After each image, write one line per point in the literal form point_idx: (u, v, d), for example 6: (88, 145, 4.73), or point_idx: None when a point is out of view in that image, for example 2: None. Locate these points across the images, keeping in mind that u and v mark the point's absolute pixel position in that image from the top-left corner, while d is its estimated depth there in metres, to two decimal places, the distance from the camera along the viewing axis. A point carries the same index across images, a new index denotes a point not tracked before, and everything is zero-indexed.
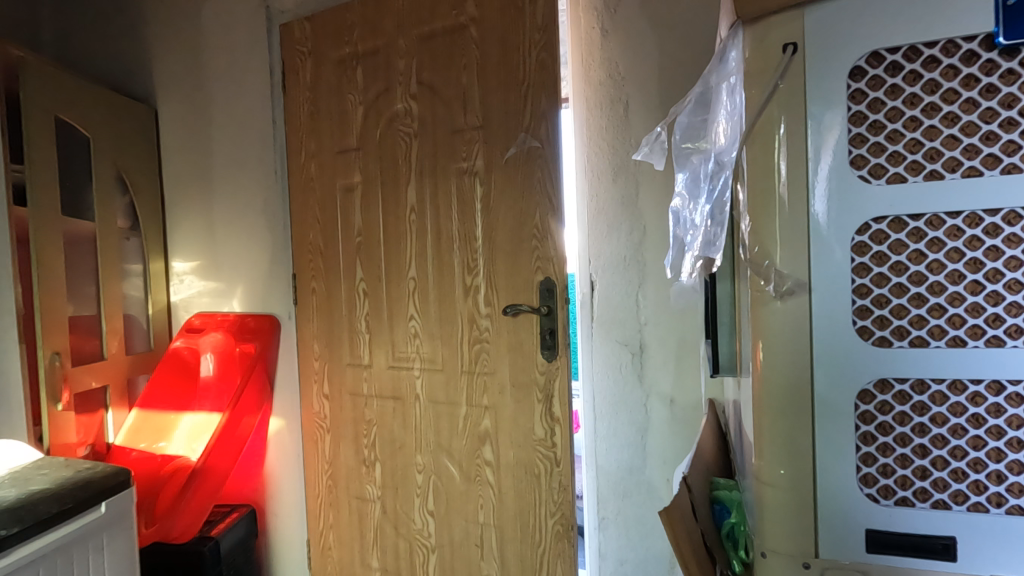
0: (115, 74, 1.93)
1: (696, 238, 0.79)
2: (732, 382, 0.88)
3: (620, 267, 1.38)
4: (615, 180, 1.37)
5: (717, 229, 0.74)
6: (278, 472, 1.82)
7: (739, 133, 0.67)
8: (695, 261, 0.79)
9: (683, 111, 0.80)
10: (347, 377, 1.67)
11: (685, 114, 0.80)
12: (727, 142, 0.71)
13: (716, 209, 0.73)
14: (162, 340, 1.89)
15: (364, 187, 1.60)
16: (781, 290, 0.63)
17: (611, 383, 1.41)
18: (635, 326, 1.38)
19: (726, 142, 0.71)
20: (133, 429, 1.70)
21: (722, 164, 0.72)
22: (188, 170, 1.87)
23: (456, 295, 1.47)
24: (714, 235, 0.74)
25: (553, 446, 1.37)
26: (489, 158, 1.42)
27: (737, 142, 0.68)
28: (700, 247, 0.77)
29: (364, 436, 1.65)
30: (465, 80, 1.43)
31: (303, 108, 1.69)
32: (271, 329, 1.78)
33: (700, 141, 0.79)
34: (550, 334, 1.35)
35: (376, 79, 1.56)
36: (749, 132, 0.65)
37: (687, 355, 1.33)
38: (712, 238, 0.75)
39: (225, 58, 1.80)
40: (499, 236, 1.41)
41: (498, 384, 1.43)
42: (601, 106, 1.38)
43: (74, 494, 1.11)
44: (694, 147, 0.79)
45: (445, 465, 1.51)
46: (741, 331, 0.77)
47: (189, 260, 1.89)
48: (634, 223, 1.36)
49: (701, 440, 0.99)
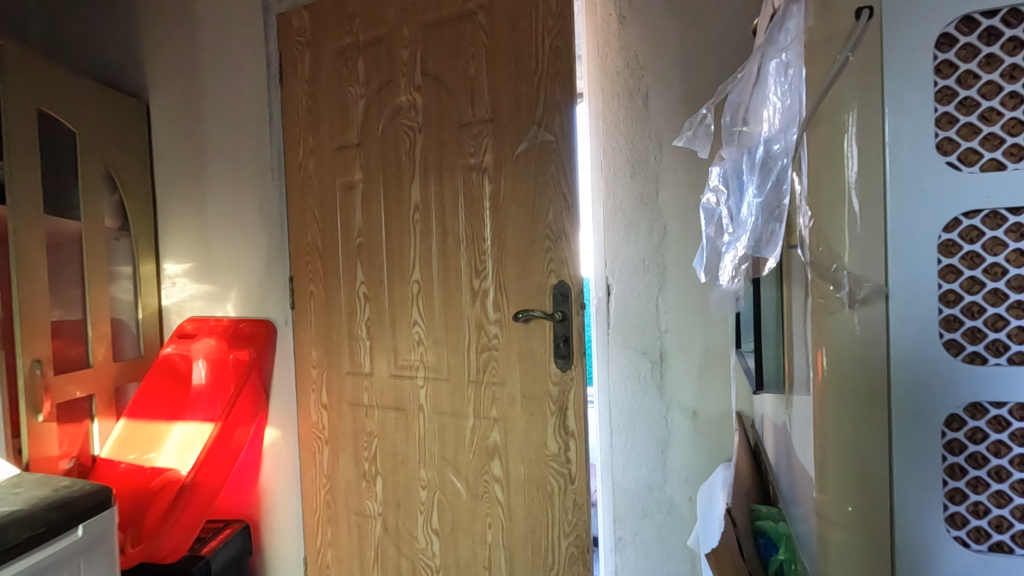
0: (105, 67, 1.84)
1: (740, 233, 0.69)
2: (777, 402, 0.78)
3: (638, 270, 1.29)
4: (633, 177, 1.28)
5: (767, 224, 0.63)
6: (272, 486, 1.72)
7: (798, 117, 0.59)
8: (738, 262, 0.71)
9: (733, 90, 0.75)
10: (347, 386, 1.58)
11: (734, 93, 0.75)
12: (779, 125, 0.62)
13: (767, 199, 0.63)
14: (153, 346, 1.80)
15: (364, 185, 1.51)
16: (855, 297, 0.54)
17: (629, 394, 1.31)
18: (656, 333, 1.29)
19: (778, 128, 0.62)
20: (120, 441, 1.62)
21: (772, 149, 0.63)
22: (180, 168, 1.79)
23: (463, 299, 1.38)
24: (769, 233, 0.62)
25: (567, 462, 1.28)
26: (497, 153, 1.33)
27: (797, 125, 0.60)
28: (747, 246, 0.66)
29: (364, 449, 1.56)
30: (473, 71, 1.35)
31: (301, 102, 1.60)
32: (267, 335, 1.68)
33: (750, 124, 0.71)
34: (565, 341, 1.27)
35: (378, 71, 1.47)
36: (813, 114, 0.56)
37: (710, 365, 1.24)
38: (756, 233, 0.64)
39: (220, 49, 1.71)
40: (509, 237, 1.32)
41: (507, 395, 1.34)
42: (619, 98, 1.29)
43: (48, 516, 1.02)
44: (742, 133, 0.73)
45: (451, 481, 1.42)
46: (792, 342, 0.68)
47: (181, 262, 1.80)
48: (654, 223, 1.27)
49: (735, 461, 0.89)
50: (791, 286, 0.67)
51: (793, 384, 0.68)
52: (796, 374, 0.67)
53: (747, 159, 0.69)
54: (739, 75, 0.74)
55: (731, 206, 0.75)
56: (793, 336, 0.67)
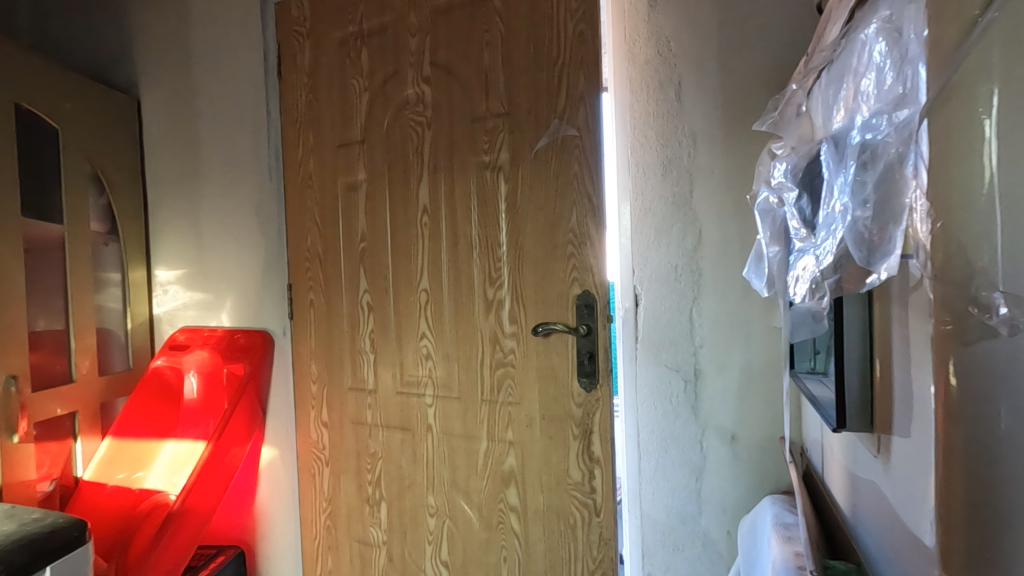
0: (93, 60, 1.73)
1: (828, 242, 0.56)
2: (864, 445, 0.66)
3: (670, 278, 1.17)
4: (664, 176, 1.16)
5: (879, 229, 0.50)
6: (269, 508, 1.59)
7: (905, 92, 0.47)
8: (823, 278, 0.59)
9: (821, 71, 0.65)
10: (349, 403, 1.45)
11: (823, 76, 0.65)
12: (879, 106, 0.50)
13: (879, 198, 0.50)
14: (143, 358, 1.69)
15: (368, 186, 1.39)
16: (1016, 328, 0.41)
17: (659, 415, 1.19)
18: (690, 348, 1.16)
19: (876, 106, 0.50)
20: (105, 461, 1.50)
21: (870, 137, 0.50)
22: (174, 169, 1.68)
23: (476, 310, 1.26)
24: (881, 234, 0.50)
25: (592, 492, 1.15)
26: (514, 150, 1.21)
27: (907, 102, 0.47)
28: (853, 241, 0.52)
29: (367, 472, 1.43)
30: (487, 60, 1.23)
31: (301, 97, 1.49)
32: (264, 347, 1.56)
33: (842, 110, 0.59)
34: (590, 358, 1.15)
35: (384, 61, 1.36)
36: (935, 102, 0.44)
37: (752, 384, 1.12)
38: (862, 239, 0.52)
39: (215, 41, 1.60)
40: (527, 242, 1.20)
41: (525, 417, 1.21)
42: (648, 89, 1.17)
43: (13, 559, 0.91)
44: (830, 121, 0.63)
45: (462, 508, 1.30)
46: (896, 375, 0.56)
47: (173, 268, 1.69)
48: (688, 226, 1.15)
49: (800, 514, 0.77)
50: (904, 309, 0.54)
51: (898, 424, 0.56)
52: (907, 414, 0.54)
53: (833, 150, 0.57)
54: (824, 53, 0.64)
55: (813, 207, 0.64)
56: (902, 369, 0.55)
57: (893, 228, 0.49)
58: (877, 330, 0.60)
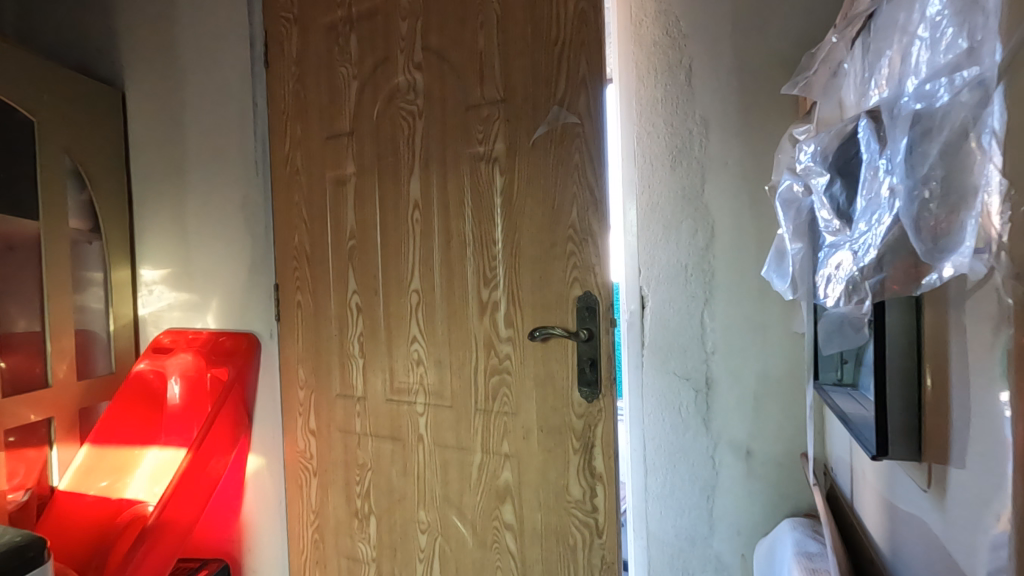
0: (76, 50, 1.66)
1: (871, 235, 0.48)
2: (909, 475, 0.57)
3: (680, 278, 1.07)
4: (673, 168, 1.07)
5: (948, 215, 0.40)
6: (255, 520, 1.51)
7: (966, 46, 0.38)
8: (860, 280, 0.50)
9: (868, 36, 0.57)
10: (337, 411, 1.37)
11: (868, 40, 0.57)
12: (935, 67, 0.41)
13: (944, 176, 0.40)
14: (126, 361, 1.62)
15: (357, 180, 1.31)
16: None
17: (667, 427, 1.09)
18: (701, 355, 1.06)
19: (929, 69, 0.42)
20: (83, 470, 1.43)
21: (921, 105, 0.42)
22: (159, 164, 1.61)
23: (469, 312, 1.17)
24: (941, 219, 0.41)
25: (594, 511, 1.06)
26: (511, 140, 1.12)
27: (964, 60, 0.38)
28: (910, 221, 0.43)
29: (356, 484, 1.35)
30: (482, 43, 1.14)
31: (288, 87, 1.41)
32: (250, 350, 1.49)
33: (886, 78, 0.51)
34: (591, 365, 1.06)
35: (373, 47, 1.27)
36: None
37: (769, 395, 1.03)
38: (924, 226, 0.42)
39: (200, 29, 1.53)
40: (524, 239, 1.11)
41: (522, 428, 1.12)
42: (656, 73, 1.08)
43: None
44: (872, 93, 0.55)
45: (454, 525, 1.21)
46: (957, 399, 0.46)
47: (159, 268, 1.62)
48: (699, 222, 1.06)
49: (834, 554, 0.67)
50: (971, 317, 0.44)
51: (958, 456, 0.46)
52: (972, 446, 0.44)
53: (888, 118, 0.47)
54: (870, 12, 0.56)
55: (846, 195, 0.55)
56: (969, 391, 0.45)
57: (965, 216, 0.39)
58: (932, 340, 0.50)
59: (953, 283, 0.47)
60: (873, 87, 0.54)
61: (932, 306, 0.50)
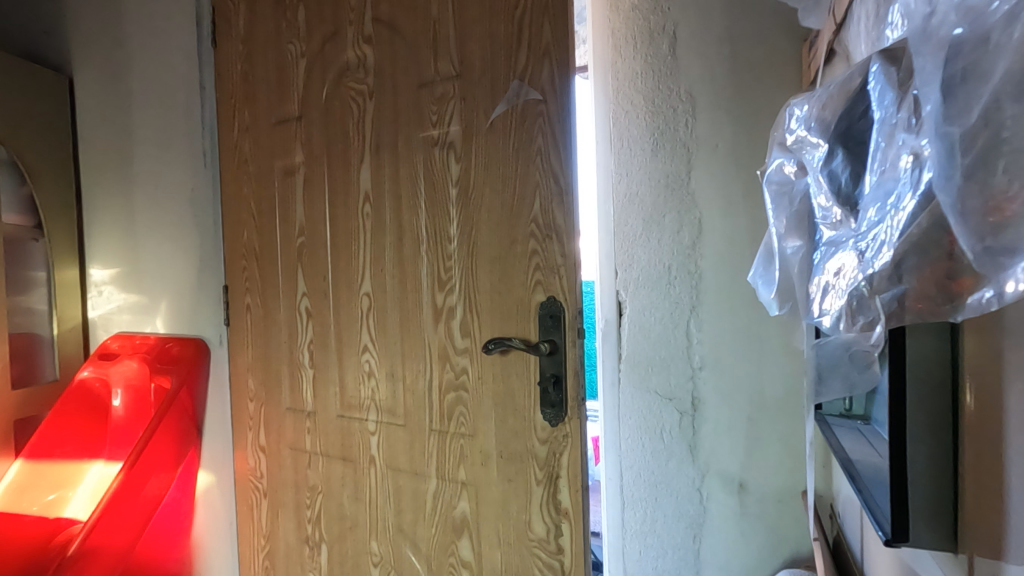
0: (22, 34, 1.54)
1: (886, 228, 0.33)
2: (937, 560, 0.42)
3: (662, 281, 0.92)
4: (655, 152, 0.91)
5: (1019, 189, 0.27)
6: (206, 541, 1.40)
7: None
8: (864, 305, 0.35)
9: None
10: (287, 426, 1.24)
11: None
12: None
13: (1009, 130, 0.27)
14: (73, 368, 1.50)
15: (307, 169, 1.17)
16: None
17: (647, 455, 0.94)
18: (686, 372, 0.91)
19: None
20: (16, 489, 1.31)
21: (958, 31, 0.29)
22: (107, 154, 1.48)
23: (423, 319, 1.03)
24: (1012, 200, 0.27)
25: (559, 552, 0.92)
26: (467, 121, 0.97)
27: None
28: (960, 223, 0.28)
29: (307, 508, 1.22)
30: (436, 10, 0.99)
31: (235, 68, 1.28)
32: (198, 358, 1.36)
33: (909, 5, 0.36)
34: (556, 384, 0.91)
35: (322, 20, 1.13)
36: None
37: (765, 420, 0.87)
38: (976, 214, 0.28)
39: (147, 8, 1.40)
40: (482, 236, 0.97)
41: (480, 453, 0.98)
42: (635, 42, 0.92)
43: None
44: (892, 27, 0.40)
45: (408, 560, 1.07)
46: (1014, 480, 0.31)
47: (108, 267, 1.50)
48: (685, 215, 0.90)
49: None
50: None
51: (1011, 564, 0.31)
52: None
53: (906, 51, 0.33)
54: None
55: (850, 171, 0.40)
56: None
57: None
58: (974, 386, 0.35)
59: (1009, 304, 0.31)
60: (892, 23, 0.39)
61: (974, 334, 0.35)
